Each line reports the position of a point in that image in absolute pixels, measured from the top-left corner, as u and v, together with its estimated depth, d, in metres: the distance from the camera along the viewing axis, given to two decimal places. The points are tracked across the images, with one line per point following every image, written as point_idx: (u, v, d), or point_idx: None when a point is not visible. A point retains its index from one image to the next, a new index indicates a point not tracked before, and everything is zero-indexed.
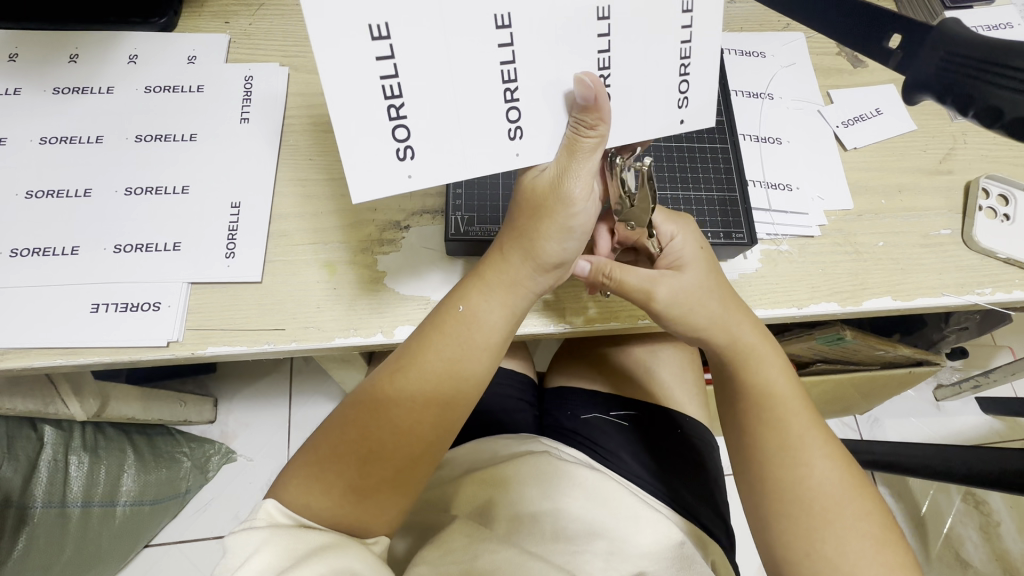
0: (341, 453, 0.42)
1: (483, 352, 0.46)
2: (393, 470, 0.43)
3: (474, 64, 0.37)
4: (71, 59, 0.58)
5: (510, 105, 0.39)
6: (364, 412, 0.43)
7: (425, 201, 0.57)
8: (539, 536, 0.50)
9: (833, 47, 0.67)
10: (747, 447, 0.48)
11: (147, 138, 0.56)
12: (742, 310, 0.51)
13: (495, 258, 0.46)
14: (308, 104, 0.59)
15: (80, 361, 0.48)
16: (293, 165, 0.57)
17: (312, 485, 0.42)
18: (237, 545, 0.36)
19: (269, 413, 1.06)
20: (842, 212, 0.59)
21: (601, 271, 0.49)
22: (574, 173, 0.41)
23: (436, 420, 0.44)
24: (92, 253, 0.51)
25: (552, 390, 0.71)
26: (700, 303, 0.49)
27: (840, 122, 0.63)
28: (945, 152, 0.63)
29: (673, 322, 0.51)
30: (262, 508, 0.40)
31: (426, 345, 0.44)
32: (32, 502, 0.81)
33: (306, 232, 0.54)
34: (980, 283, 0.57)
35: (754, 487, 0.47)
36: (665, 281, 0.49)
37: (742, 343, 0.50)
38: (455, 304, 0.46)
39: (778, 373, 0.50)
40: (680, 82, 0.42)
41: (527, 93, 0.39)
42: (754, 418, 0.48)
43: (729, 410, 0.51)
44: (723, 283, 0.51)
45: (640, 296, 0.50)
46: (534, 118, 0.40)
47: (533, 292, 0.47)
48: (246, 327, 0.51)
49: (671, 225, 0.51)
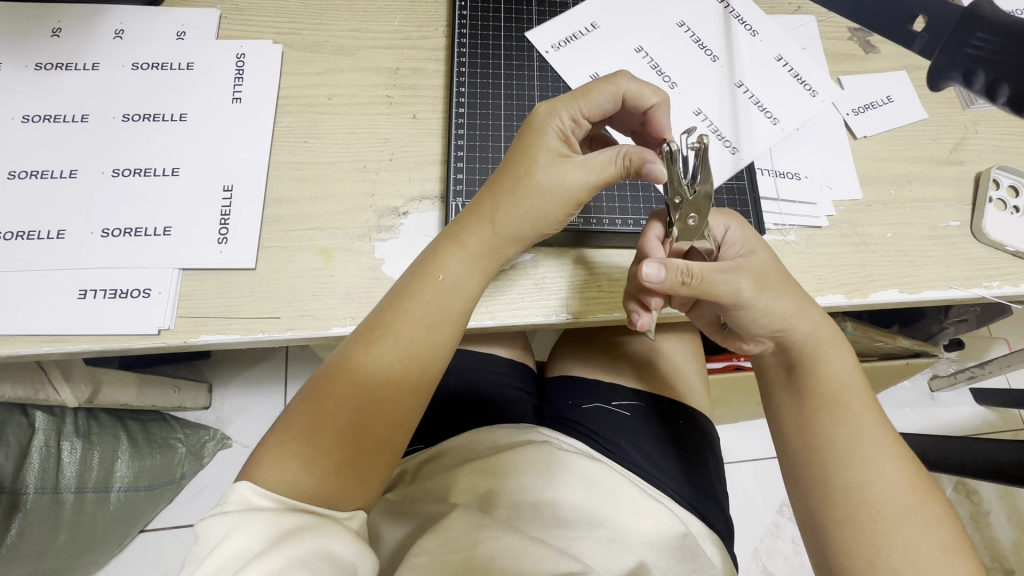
0: (323, 427, 0.42)
1: (462, 320, 0.46)
2: (369, 437, 0.43)
3: (683, 111, 0.58)
4: (53, 33, 0.56)
5: (711, 123, 0.58)
6: (332, 384, 0.43)
7: (424, 185, 0.55)
8: (540, 522, 0.49)
9: (845, 31, 0.65)
10: (803, 443, 0.47)
11: (135, 118, 0.54)
12: (806, 298, 0.48)
13: (479, 228, 0.46)
14: (303, 83, 0.57)
15: (68, 349, 0.47)
16: (289, 148, 0.55)
17: (288, 463, 0.41)
18: (204, 536, 0.36)
19: (264, 399, 1.05)
20: (850, 202, 0.58)
21: (679, 272, 0.43)
22: (598, 100, 0.47)
23: (404, 391, 0.45)
24: (79, 237, 0.50)
25: (553, 379, 0.70)
26: (778, 291, 0.46)
27: (850, 109, 0.62)
28: (956, 141, 0.61)
29: (739, 317, 0.46)
30: (236, 490, 0.39)
31: (400, 314, 0.45)
32: (25, 488, 0.79)
33: (302, 217, 0.52)
34: (988, 276, 0.56)
35: (810, 485, 0.45)
36: (745, 275, 0.45)
37: (814, 334, 0.47)
38: (427, 269, 0.46)
39: (846, 366, 0.48)
40: (805, 89, 0.60)
41: (725, 115, 0.58)
42: (823, 420, 0.46)
43: (786, 398, 0.49)
44: (787, 276, 0.48)
45: (725, 291, 0.45)
46: (733, 119, 0.58)
47: (504, 242, 0.47)
48: (238, 315, 0.49)
49: (721, 219, 0.50)
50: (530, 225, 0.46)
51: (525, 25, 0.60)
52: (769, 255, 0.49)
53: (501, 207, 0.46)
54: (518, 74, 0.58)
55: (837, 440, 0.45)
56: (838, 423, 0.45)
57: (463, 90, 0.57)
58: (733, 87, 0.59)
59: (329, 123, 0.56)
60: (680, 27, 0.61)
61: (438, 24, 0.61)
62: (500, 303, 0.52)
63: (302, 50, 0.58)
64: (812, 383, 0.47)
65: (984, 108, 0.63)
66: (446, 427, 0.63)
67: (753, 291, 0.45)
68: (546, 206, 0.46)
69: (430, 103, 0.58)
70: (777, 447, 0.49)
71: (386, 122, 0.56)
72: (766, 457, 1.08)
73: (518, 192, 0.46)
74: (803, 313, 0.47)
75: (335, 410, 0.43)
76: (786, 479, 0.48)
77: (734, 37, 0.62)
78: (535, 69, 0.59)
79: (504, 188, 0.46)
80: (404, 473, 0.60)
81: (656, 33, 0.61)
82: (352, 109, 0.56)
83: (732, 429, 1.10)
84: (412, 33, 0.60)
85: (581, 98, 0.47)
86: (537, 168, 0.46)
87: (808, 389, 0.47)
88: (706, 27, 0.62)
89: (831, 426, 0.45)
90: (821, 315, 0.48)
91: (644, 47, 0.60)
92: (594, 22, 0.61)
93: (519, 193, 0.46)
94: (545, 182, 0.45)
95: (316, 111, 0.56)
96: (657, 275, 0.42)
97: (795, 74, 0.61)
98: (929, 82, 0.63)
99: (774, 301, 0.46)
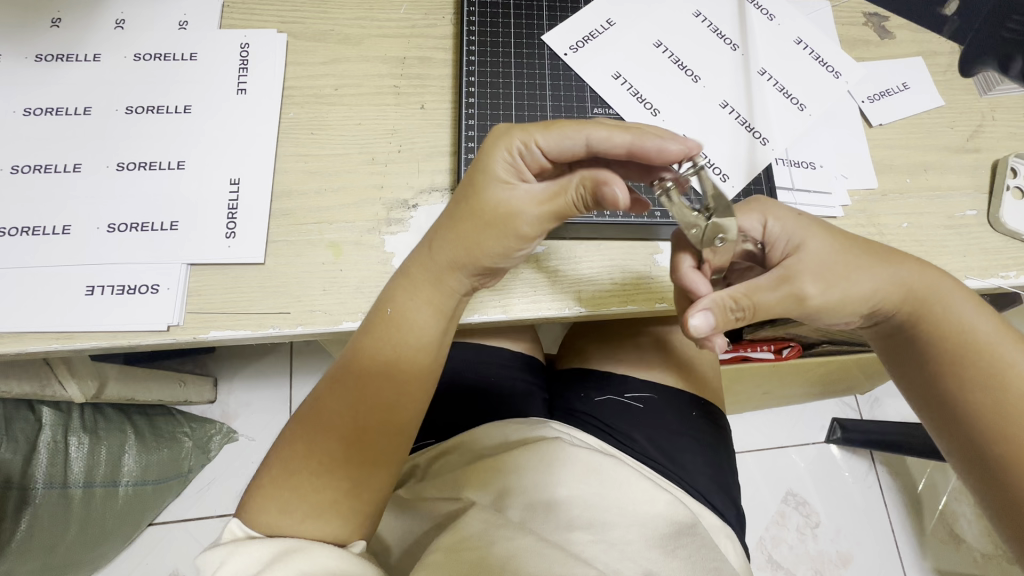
0: (293, 467, 0.43)
1: (427, 363, 0.46)
2: (342, 471, 0.43)
3: (707, 100, 0.57)
4: (53, 23, 0.54)
5: (736, 114, 0.57)
6: (303, 422, 0.45)
7: (434, 176, 0.54)
8: (554, 522, 0.49)
9: (861, 17, 0.64)
10: (943, 400, 0.47)
11: (138, 110, 0.53)
12: (886, 260, 0.46)
13: (433, 274, 0.45)
14: (308, 74, 0.56)
15: (77, 345, 0.46)
16: (296, 141, 0.54)
17: (270, 505, 0.42)
18: (206, 561, 0.39)
19: (270, 392, 1.05)
20: (866, 192, 0.57)
21: (729, 307, 0.43)
22: (552, 137, 0.43)
23: (375, 417, 0.45)
24: (85, 232, 0.49)
25: (564, 373, 0.70)
26: (842, 276, 0.45)
27: (866, 97, 0.61)
28: (972, 129, 0.60)
29: (814, 315, 0.47)
30: (228, 526, 0.42)
31: (361, 350, 0.45)
32: (33, 484, 0.79)
33: (311, 211, 0.52)
34: (1005, 266, 0.55)
35: (972, 443, 0.46)
36: (807, 278, 0.45)
37: (904, 294, 0.46)
38: (384, 309, 0.46)
39: (976, 314, 0.46)
40: (829, 72, 0.60)
41: (748, 106, 0.57)
42: (962, 389, 0.46)
43: (923, 368, 0.48)
44: (854, 241, 0.47)
45: (786, 306, 0.45)
46: (757, 107, 0.57)
47: (453, 275, 0.45)
48: (248, 310, 0.48)
49: (756, 218, 0.47)
50: (468, 256, 0.44)
51: (533, 12, 0.59)
52: (827, 232, 0.47)
53: (443, 239, 0.45)
54: (528, 62, 0.57)
55: (982, 395, 0.45)
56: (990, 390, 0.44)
57: (473, 79, 0.56)
58: (749, 73, 0.58)
59: (336, 114, 0.55)
60: (696, 17, 0.60)
61: (445, 12, 0.59)
62: (512, 297, 0.52)
63: (306, 40, 0.57)
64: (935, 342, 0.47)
65: (1002, 94, 0.62)
66: (456, 422, 0.63)
67: (823, 290, 0.45)
68: (492, 238, 0.44)
69: (438, 93, 0.57)
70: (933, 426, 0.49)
71: (394, 113, 0.55)
72: (772, 448, 1.08)
73: (462, 226, 0.44)
74: (883, 287, 0.46)
75: (306, 451, 0.43)
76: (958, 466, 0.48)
77: (748, 21, 0.60)
78: (545, 56, 0.58)
79: (449, 220, 0.45)
80: (416, 468, 0.60)
81: (667, 22, 0.59)
82: (358, 100, 0.55)
83: (739, 419, 1.10)
84: (419, 21, 0.59)
85: (540, 132, 0.44)
86: (480, 196, 0.44)
87: (931, 353, 0.47)
88: (721, 12, 0.60)
89: (999, 387, 0.44)
90: (935, 273, 0.47)
91: (663, 41, 0.59)
92: (610, 18, 0.59)
93: (459, 224, 0.44)
94: (485, 210, 0.44)
95: (322, 102, 0.55)
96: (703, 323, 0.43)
97: (815, 55, 0.60)
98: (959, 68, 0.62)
99: (843, 290, 0.45)
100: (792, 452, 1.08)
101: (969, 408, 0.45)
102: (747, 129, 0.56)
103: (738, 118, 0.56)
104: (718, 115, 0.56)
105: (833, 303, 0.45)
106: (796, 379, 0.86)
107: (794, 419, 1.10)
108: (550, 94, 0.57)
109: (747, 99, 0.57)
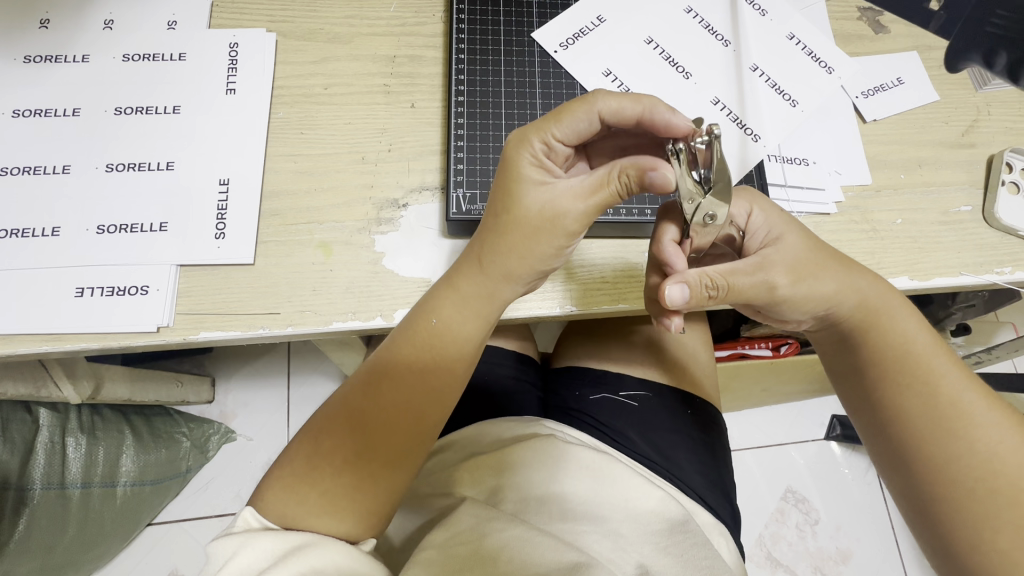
0: (319, 463, 0.43)
1: (464, 365, 0.46)
2: (371, 474, 0.43)
3: (698, 97, 0.57)
4: (41, 25, 0.54)
5: (727, 110, 0.56)
6: (335, 418, 0.44)
7: (424, 176, 0.54)
8: (548, 517, 0.49)
9: (854, 11, 0.63)
10: (876, 408, 0.47)
11: (126, 111, 0.53)
12: (848, 269, 0.46)
13: (474, 275, 0.44)
14: (297, 73, 0.56)
15: (68, 347, 0.46)
16: (286, 141, 0.53)
17: (290, 497, 0.42)
18: (216, 551, 0.38)
19: (268, 392, 1.05)
20: (860, 187, 0.57)
21: (704, 285, 0.43)
22: (569, 123, 0.43)
23: (413, 415, 0.44)
24: (74, 234, 0.49)
25: (558, 372, 0.70)
26: (806, 275, 0.45)
27: (860, 92, 0.60)
28: (967, 124, 0.60)
29: (776, 308, 0.46)
30: (241, 515, 0.41)
31: (400, 347, 0.45)
32: (31, 484, 0.80)
33: (301, 211, 0.51)
34: (1000, 262, 0.55)
35: (904, 449, 0.45)
36: (776, 268, 0.44)
37: (861, 304, 0.46)
38: (430, 305, 0.45)
39: (916, 329, 0.46)
40: (823, 68, 0.59)
41: (740, 103, 0.57)
42: (892, 392, 0.45)
43: (864, 373, 0.47)
44: (820, 246, 0.47)
45: (755, 293, 0.44)
46: (749, 104, 0.57)
47: (495, 281, 0.44)
48: (238, 311, 0.48)
49: (743, 204, 0.47)
50: (519, 261, 0.44)
51: (523, 9, 0.59)
52: (795, 232, 0.47)
53: (485, 247, 0.44)
54: (519, 60, 0.57)
55: (915, 403, 0.44)
56: (921, 396, 0.44)
57: (462, 78, 0.55)
58: (741, 69, 0.58)
59: (325, 113, 0.55)
60: (687, 13, 0.59)
61: (435, 10, 0.59)
62: None
63: (296, 39, 0.57)
64: (874, 344, 0.46)
65: (998, 89, 0.61)
66: (450, 421, 0.63)
67: (788, 285, 0.44)
68: (542, 240, 0.43)
69: (428, 91, 0.56)
70: (869, 431, 0.48)
71: (384, 112, 0.55)
72: (770, 445, 1.08)
73: (506, 233, 0.43)
74: (843, 293, 0.45)
75: (335, 448, 0.43)
76: (888, 471, 0.47)
77: (740, 16, 0.60)
78: (536, 54, 0.57)
79: (491, 227, 0.44)
80: None
81: (658, 19, 0.59)
82: (349, 99, 0.55)
83: (737, 416, 1.09)
84: (408, 19, 0.59)
85: (553, 125, 0.43)
86: (522, 199, 0.43)
87: (867, 363, 0.47)
88: (713, 7, 0.60)
89: (924, 393, 0.44)
90: (884, 285, 0.47)
91: (654, 37, 0.58)
92: (601, 15, 0.59)
93: (504, 229, 0.43)
94: (531, 214, 0.43)
95: (311, 102, 0.55)
96: (677, 296, 0.42)
97: (808, 51, 0.60)
98: (946, 64, 0.62)
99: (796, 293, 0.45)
100: (791, 449, 1.08)
101: (902, 416, 0.45)
102: (739, 126, 0.56)
103: (730, 114, 0.56)
104: (710, 112, 0.56)
105: (792, 302, 0.45)
106: (793, 376, 0.85)
107: (793, 417, 1.10)
108: (540, 92, 0.56)
109: (739, 95, 0.57)
